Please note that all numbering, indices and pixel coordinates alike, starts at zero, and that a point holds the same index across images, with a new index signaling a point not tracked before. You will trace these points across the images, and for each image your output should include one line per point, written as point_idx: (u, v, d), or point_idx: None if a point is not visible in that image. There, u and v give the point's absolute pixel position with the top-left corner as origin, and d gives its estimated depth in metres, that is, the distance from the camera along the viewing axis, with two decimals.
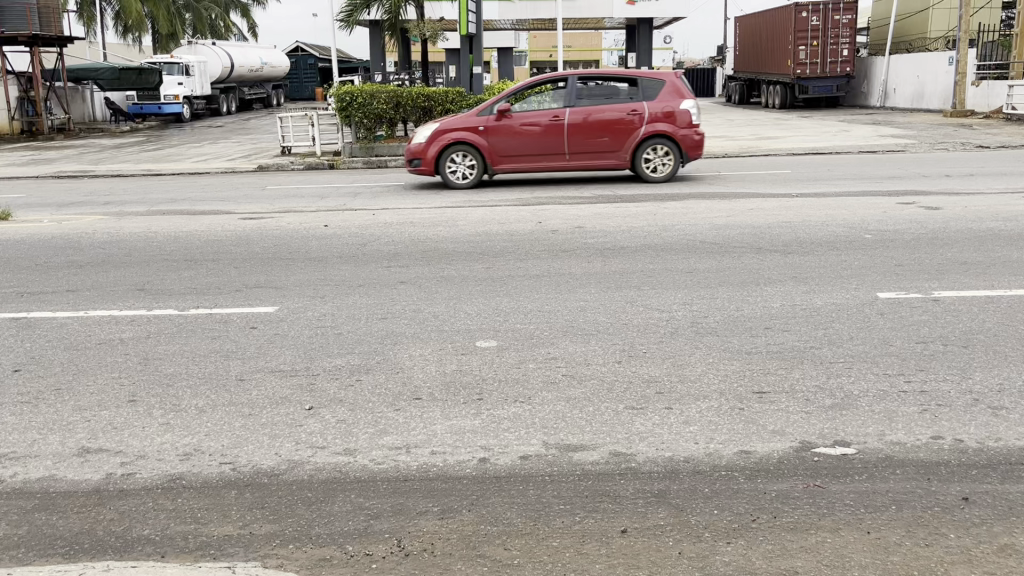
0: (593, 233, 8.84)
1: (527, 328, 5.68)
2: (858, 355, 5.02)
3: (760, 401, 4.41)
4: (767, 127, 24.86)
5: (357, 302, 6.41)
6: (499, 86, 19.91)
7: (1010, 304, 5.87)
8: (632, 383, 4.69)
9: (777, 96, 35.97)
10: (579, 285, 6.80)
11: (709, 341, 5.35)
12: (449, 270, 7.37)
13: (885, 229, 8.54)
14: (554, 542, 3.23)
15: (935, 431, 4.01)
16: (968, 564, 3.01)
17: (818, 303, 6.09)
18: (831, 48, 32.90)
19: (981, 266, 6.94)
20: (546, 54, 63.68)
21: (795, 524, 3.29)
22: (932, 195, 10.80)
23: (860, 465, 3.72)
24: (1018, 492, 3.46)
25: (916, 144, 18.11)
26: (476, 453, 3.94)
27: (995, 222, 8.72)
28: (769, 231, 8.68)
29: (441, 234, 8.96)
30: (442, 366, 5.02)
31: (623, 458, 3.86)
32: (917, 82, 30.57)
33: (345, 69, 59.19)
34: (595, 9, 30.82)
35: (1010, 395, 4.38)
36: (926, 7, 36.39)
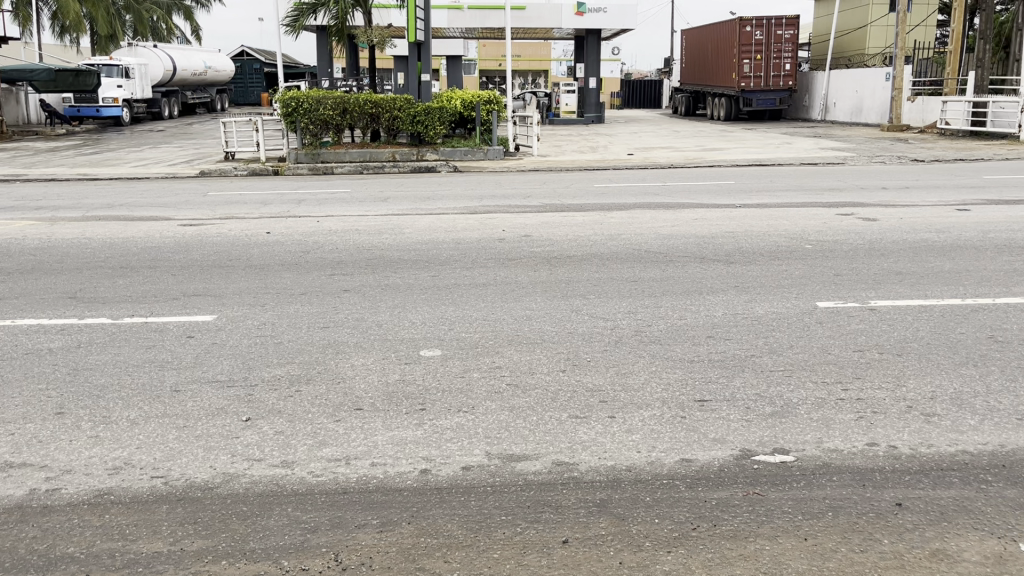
0: (540, 241, 8.88)
1: (472, 337, 5.66)
2: (797, 363, 5.10)
3: (702, 409, 4.45)
4: (711, 139, 25.30)
5: (299, 311, 6.30)
6: (448, 93, 19.88)
7: (943, 313, 6.04)
8: (575, 392, 4.69)
9: (722, 108, 36.61)
10: (524, 293, 6.78)
11: (652, 349, 5.38)
12: (393, 278, 7.31)
13: (825, 239, 8.71)
14: (494, 554, 3.19)
15: (870, 438, 4.08)
16: (901, 569, 3.06)
17: (760, 311, 6.19)
18: (774, 61, 33.64)
19: (915, 276, 7.12)
20: (496, 63, 64.05)
21: (734, 532, 3.31)
22: (869, 206, 11.06)
23: (799, 473, 3.76)
24: (949, 497, 3.54)
25: (855, 157, 18.53)
26: (416, 464, 3.88)
27: (929, 233, 8.96)
28: (713, 240, 8.81)
29: (387, 242, 8.88)
30: (385, 376, 4.96)
31: (565, 467, 3.85)
32: (856, 96, 31.37)
33: (293, 75, 58.58)
34: (543, 19, 31.03)
35: (942, 403, 4.48)
36: (864, 24, 37.42)
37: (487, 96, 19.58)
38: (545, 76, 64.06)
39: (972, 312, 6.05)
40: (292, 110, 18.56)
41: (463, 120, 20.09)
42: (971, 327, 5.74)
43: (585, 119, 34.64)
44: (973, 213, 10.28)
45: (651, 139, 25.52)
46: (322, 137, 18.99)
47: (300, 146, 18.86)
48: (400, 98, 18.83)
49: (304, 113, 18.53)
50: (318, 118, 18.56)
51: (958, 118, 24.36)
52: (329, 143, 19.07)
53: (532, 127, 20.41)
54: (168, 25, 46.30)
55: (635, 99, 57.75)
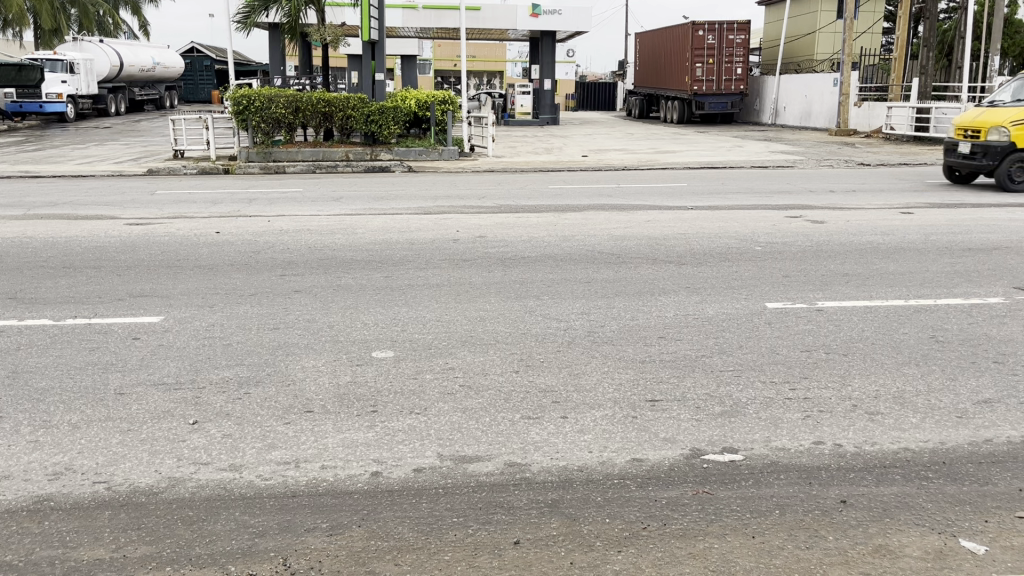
0: (495, 242, 8.87)
1: (425, 337, 5.64)
2: (746, 363, 5.17)
3: (653, 409, 4.49)
4: (664, 141, 25.54)
5: (248, 312, 6.22)
6: (403, 92, 19.77)
7: (886, 314, 6.19)
8: (528, 392, 4.70)
9: (675, 111, 37.03)
10: (478, 295, 6.78)
11: (605, 350, 5.41)
12: (346, 278, 7.25)
13: (774, 241, 8.86)
14: (444, 556, 3.18)
15: (817, 437, 4.16)
16: (845, 565, 3.12)
17: (710, 312, 6.27)
18: (725, 66, 34.13)
19: (861, 278, 7.29)
20: (451, 63, 64.04)
21: (683, 531, 3.35)
22: (818, 208, 11.29)
23: (747, 472, 3.82)
24: (892, 494, 3.62)
25: (804, 160, 18.91)
26: (368, 467, 3.85)
27: (875, 236, 9.18)
28: (665, 241, 8.91)
29: (339, 242, 8.81)
30: (337, 377, 4.90)
31: (517, 468, 3.85)
32: (805, 101, 31.96)
33: (244, 72, 57.75)
34: (498, 21, 31.04)
35: (885, 401, 4.59)
36: (813, 31, 38.17)
37: (441, 96, 19.54)
38: (500, 77, 64.17)
39: (913, 313, 6.21)
40: (243, 108, 18.29)
41: (417, 120, 20.03)
42: (914, 327, 5.88)
43: (541, 121, 34.75)
44: (915, 216, 10.54)
45: (604, 141, 25.78)
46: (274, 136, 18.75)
47: (251, 144, 18.61)
48: (354, 97, 18.68)
49: (256, 111, 18.28)
50: (270, 116, 18.32)
51: (902, 123, 25.00)
52: (281, 142, 18.84)
53: (486, 127, 20.42)
54: (115, 20, 45.28)
55: (590, 101, 58.12)
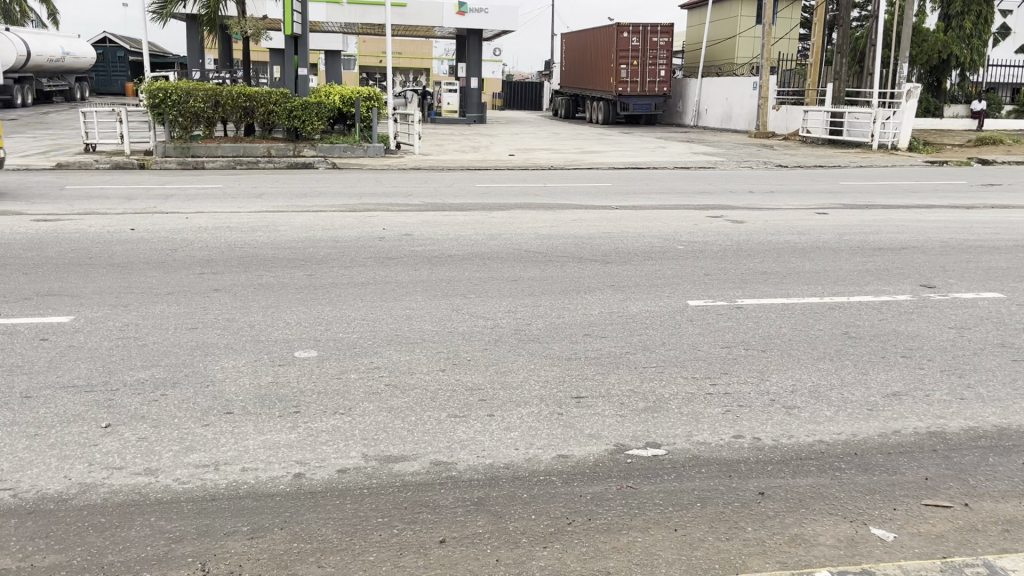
0: (421, 241, 8.79)
1: (349, 337, 5.56)
2: (668, 359, 5.27)
3: (579, 406, 4.53)
4: (589, 141, 25.78)
5: (164, 311, 6.04)
6: (327, 88, 19.49)
7: (802, 312, 6.38)
8: (454, 391, 4.67)
9: (600, 112, 37.48)
10: (404, 293, 6.71)
11: (530, 348, 5.42)
12: (267, 277, 7.10)
13: (696, 241, 9.03)
14: (369, 556, 3.14)
15: (736, 431, 4.26)
16: (763, 554, 3.20)
17: (633, 309, 6.36)
18: (650, 68, 34.71)
19: (778, 276, 7.50)
20: (376, 60, 63.58)
21: (608, 525, 3.39)
22: (737, 209, 11.57)
23: (669, 466, 3.89)
24: (807, 485, 3.74)
25: (725, 162, 19.37)
26: (290, 468, 3.78)
27: (791, 235, 9.46)
28: (591, 240, 8.99)
29: (260, 240, 8.63)
30: (257, 378, 4.79)
31: (443, 467, 3.83)
32: (726, 104, 32.71)
33: (160, 64, 56.08)
34: (423, 17, 30.59)
35: (802, 396, 4.73)
36: (733, 35, 39.21)
37: (367, 93, 19.39)
38: (426, 74, 63.99)
39: (828, 310, 6.42)
40: (159, 101, 17.75)
41: (342, 116, 19.80)
42: (828, 324, 6.08)
43: (467, 119, 34.73)
44: (830, 216, 10.91)
45: (529, 141, 25.97)
46: (193, 131, 18.26)
47: (168, 139, 18.08)
48: (276, 92, 18.31)
49: (173, 105, 17.78)
50: (187, 111, 17.84)
51: (818, 127, 25.87)
52: (200, 137, 18.35)
53: (413, 125, 20.28)
54: (22, 8, 43.41)
55: (517, 101, 58.30)
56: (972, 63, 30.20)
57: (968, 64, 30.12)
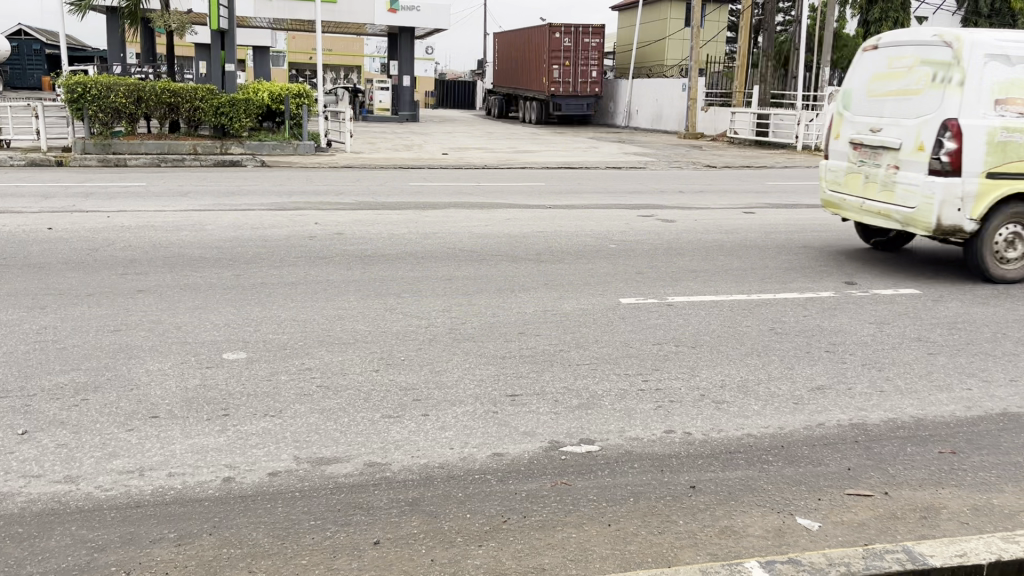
0: (354, 240, 8.69)
1: (280, 338, 5.46)
2: (601, 357, 5.32)
3: (513, 404, 4.54)
4: (522, 141, 25.84)
5: (85, 313, 5.83)
6: (255, 84, 19.11)
7: (731, 308, 6.53)
8: (388, 392, 4.63)
9: (533, 112, 37.65)
10: (335, 293, 6.62)
11: (465, 346, 5.43)
12: (193, 277, 6.92)
13: (628, 239, 9.14)
14: (302, 560, 3.09)
15: (668, 425, 4.34)
16: (695, 547, 3.25)
17: (567, 308, 6.41)
18: (581, 68, 35.05)
19: (707, 274, 7.64)
20: (305, 56, 62.68)
21: (543, 522, 3.40)
22: (668, 208, 11.74)
23: (603, 462, 3.93)
24: (736, 478, 3.82)
25: (656, 162, 19.63)
26: (218, 472, 3.69)
27: (719, 234, 9.65)
28: (525, 239, 9.00)
29: (185, 239, 8.41)
30: (184, 381, 4.67)
31: (377, 468, 3.79)
32: (656, 105, 33.22)
33: (79, 57, 54.18)
34: (356, 14, 29.99)
35: (731, 390, 4.84)
36: (663, 37, 39.93)
37: (297, 89, 19.02)
38: (358, 72, 63.41)
39: (756, 307, 6.57)
40: (78, 96, 17.17)
41: (271, 114, 19.38)
42: (756, 320, 6.23)
43: (399, 117, 34.47)
44: (757, 216, 11.15)
45: (463, 139, 25.94)
46: (113, 127, 17.70)
47: (88, 136, 17.50)
48: (202, 88, 17.87)
49: (92, 99, 17.21)
50: (108, 106, 17.29)
51: (745, 128, 26.52)
52: (122, 133, 17.80)
53: (343, 122, 20.02)
54: None
55: (450, 99, 58.09)
56: None
57: None
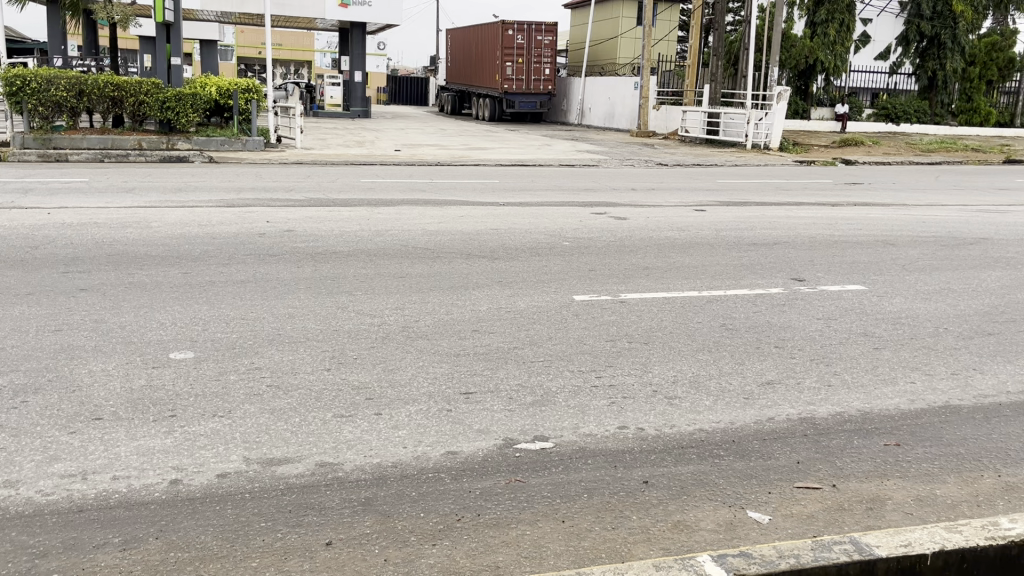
0: (304, 237, 8.59)
1: (229, 337, 5.37)
2: (555, 354, 5.33)
3: (467, 402, 4.52)
4: (475, 138, 25.78)
5: (25, 313, 5.66)
6: (202, 78, 18.77)
7: (682, 305, 6.59)
8: (340, 390, 4.59)
9: (486, 109, 37.60)
10: (286, 291, 6.54)
11: (419, 344, 5.39)
12: (139, 275, 6.75)
13: (580, 237, 9.17)
14: (252, 563, 3.04)
15: (621, 421, 4.36)
16: (648, 542, 3.28)
17: (520, 305, 6.40)
18: (534, 66, 35.11)
19: (660, 271, 7.70)
20: (254, 51, 61.79)
21: (496, 520, 3.39)
22: (620, 206, 11.82)
23: (556, 458, 3.93)
24: (689, 472, 3.86)
25: (608, 160, 19.77)
26: (165, 475, 3.61)
27: (672, 231, 9.74)
28: (477, 236, 8.99)
29: (130, 236, 8.22)
30: (129, 381, 4.56)
31: (329, 468, 3.74)
32: (608, 103, 33.43)
33: (17, 49, 52.56)
34: (307, 9, 29.80)
35: (682, 385, 4.89)
36: (615, 36, 40.25)
37: (244, 84, 18.76)
38: (308, 67, 62.74)
39: (706, 303, 6.64)
40: (16, 89, 16.65)
41: (218, 109, 19.04)
42: (706, 316, 6.30)
43: (351, 113, 34.10)
44: (708, 214, 11.25)
45: (414, 135, 25.81)
46: (54, 121, 17.23)
47: (27, 130, 17.00)
48: (147, 81, 17.49)
49: (32, 93, 16.73)
50: (49, 99, 16.83)
51: (696, 127, 26.82)
52: (62, 128, 17.34)
53: (293, 118, 19.76)
54: None
55: (402, 96, 57.70)
56: (836, 69, 31.89)
57: (832, 70, 31.82)
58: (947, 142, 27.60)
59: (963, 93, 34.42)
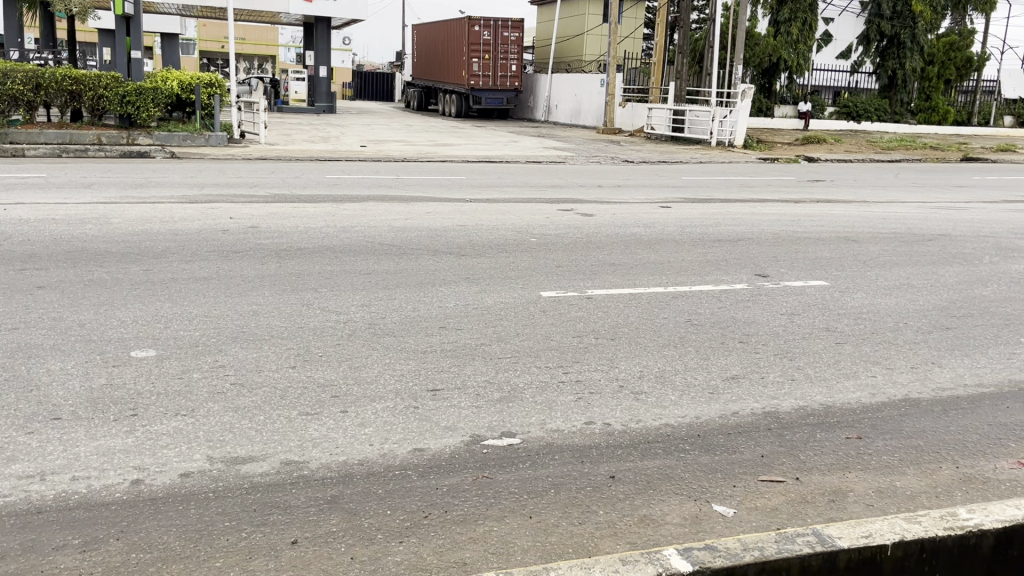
0: (268, 233, 8.51)
1: (192, 334, 5.29)
2: (522, 350, 5.33)
3: (434, 398, 4.51)
4: (441, 134, 25.70)
5: None
6: (163, 73, 18.49)
7: (648, 300, 6.63)
8: (306, 388, 4.55)
9: (452, 105, 37.49)
10: (250, 288, 6.47)
11: (385, 342, 5.36)
12: (98, 273, 6.64)
13: (548, 233, 9.20)
14: (216, 563, 3.00)
15: (588, 417, 4.38)
16: (615, 537, 3.29)
17: (487, 302, 6.40)
18: (500, 62, 35.08)
19: (626, 267, 7.74)
20: (217, 45, 61.03)
21: (463, 517, 3.39)
22: (587, 202, 11.85)
23: (524, 454, 3.94)
24: (655, 467, 3.88)
25: (575, 156, 19.82)
26: (127, 475, 3.55)
27: (638, 228, 9.79)
28: (445, 233, 8.96)
29: (90, 232, 8.08)
30: (89, 381, 4.47)
31: (294, 466, 3.71)
32: (575, 100, 33.51)
33: None
34: (270, 3, 29.44)
35: (648, 380, 4.92)
36: (581, 32, 40.33)
37: (208, 79, 18.54)
38: (272, 62, 62.11)
39: (672, 299, 6.69)
40: None
41: (181, 104, 18.70)
42: (672, 312, 6.35)
43: (316, 108, 33.81)
44: (673, 211, 11.34)
45: (379, 131, 25.66)
46: (10, 115, 16.86)
47: None
48: (106, 75, 17.19)
49: None
50: (5, 93, 16.46)
51: (662, 124, 26.99)
52: (19, 122, 16.97)
53: (257, 113, 19.53)
54: None
55: (368, 91, 57.34)
56: (799, 67, 32.31)
57: (795, 69, 32.25)
58: (907, 140, 28.03)
59: (922, 91, 35.24)
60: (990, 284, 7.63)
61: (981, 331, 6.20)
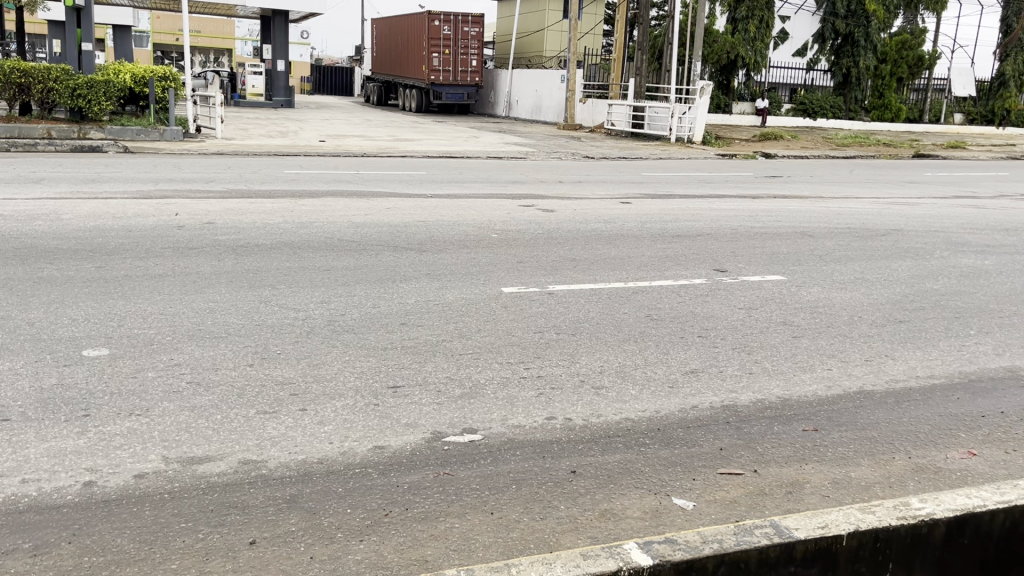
0: (224, 229, 8.38)
1: (146, 332, 5.19)
2: (484, 346, 5.32)
3: (394, 396, 4.48)
4: (401, 129, 25.56)
5: None
6: (115, 65, 18.13)
7: (608, 296, 6.65)
8: (264, 386, 4.49)
9: (413, 100, 37.30)
10: (207, 284, 6.36)
11: (345, 339, 5.31)
12: (48, 270, 6.48)
13: (508, 229, 9.18)
14: (171, 565, 2.95)
15: (548, 412, 4.38)
16: (576, 531, 3.30)
17: (448, 298, 6.37)
18: (460, 57, 34.97)
19: (586, 262, 7.76)
20: (172, 38, 59.98)
21: (424, 514, 3.37)
22: (548, 198, 11.86)
23: (485, 451, 3.93)
24: (615, 461, 3.90)
25: (535, 152, 19.83)
26: (79, 477, 3.47)
27: (599, 223, 9.84)
28: (405, 229, 8.90)
29: (40, 229, 7.88)
30: (38, 381, 4.36)
31: (252, 466, 3.66)
32: (535, 96, 33.54)
33: None
34: None
35: (609, 375, 4.94)
36: (542, 28, 40.35)
37: (162, 72, 18.21)
38: (228, 55, 61.22)
39: (632, 295, 6.72)
40: None
41: (134, 97, 18.35)
42: (632, 307, 6.39)
43: (274, 103, 33.40)
44: (633, 206, 11.39)
45: (338, 126, 25.42)
46: None
47: None
48: (55, 68, 16.81)
49: None
50: None
51: (621, 120, 27.14)
52: None
53: (213, 107, 19.22)
54: None
55: (327, 86, 56.82)
56: (755, 64, 32.79)
57: (753, 66, 32.73)
58: (862, 137, 28.49)
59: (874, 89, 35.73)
60: (941, 278, 7.80)
61: (933, 324, 6.33)
